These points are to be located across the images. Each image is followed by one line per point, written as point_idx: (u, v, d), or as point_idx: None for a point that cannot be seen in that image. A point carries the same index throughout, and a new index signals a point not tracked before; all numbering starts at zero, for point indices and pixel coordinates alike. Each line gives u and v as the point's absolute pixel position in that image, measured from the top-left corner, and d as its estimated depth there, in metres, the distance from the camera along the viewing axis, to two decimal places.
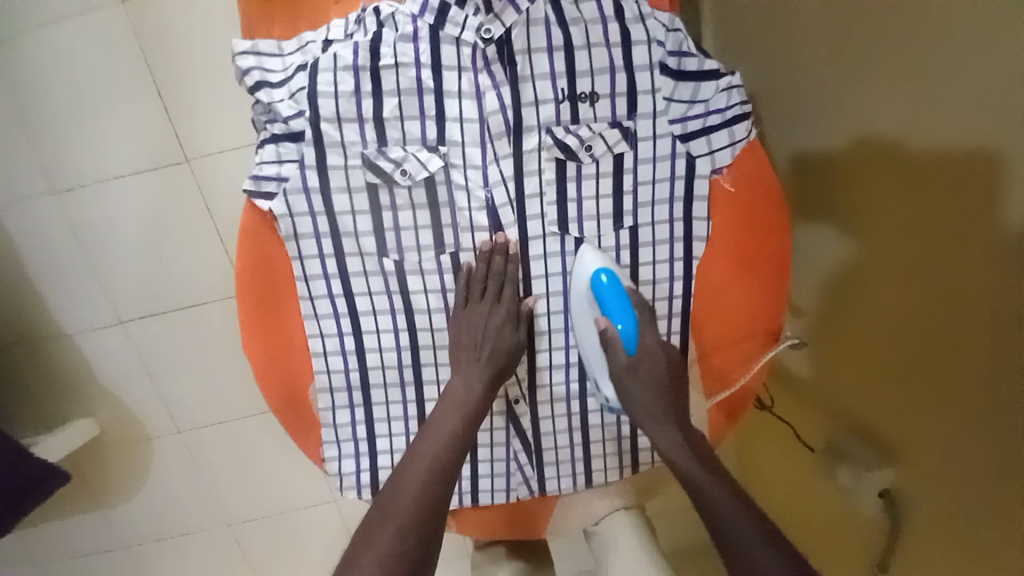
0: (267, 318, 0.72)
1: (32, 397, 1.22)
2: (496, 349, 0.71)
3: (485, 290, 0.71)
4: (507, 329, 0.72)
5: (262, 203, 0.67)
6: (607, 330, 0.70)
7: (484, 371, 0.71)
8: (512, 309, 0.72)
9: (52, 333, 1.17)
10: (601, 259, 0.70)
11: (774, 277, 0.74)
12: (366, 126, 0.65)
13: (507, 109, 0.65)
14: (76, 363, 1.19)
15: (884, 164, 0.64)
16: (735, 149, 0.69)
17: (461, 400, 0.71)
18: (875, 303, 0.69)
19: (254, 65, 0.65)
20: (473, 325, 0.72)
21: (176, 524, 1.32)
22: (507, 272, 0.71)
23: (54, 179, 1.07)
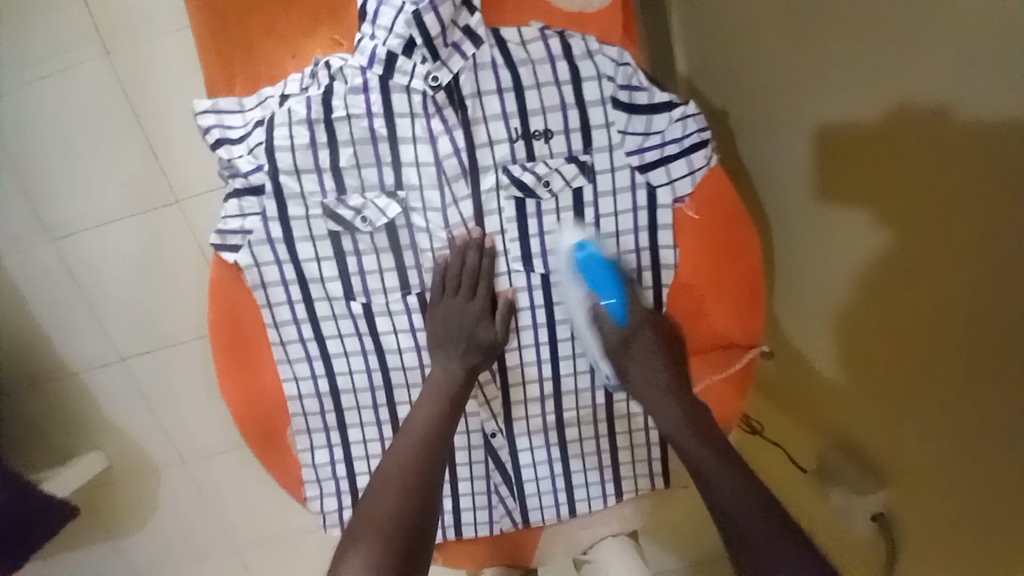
0: (242, 364, 0.73)
1: (41, 435, 1.26)
2: (474, 344, 0.69)
3: (458, 287, 0.69)
4: (484, 324, 0.69)
5: (228, 256, 0.68)
6: (597, 307, 0.71)
7: (461, 362, 0.69)
8: (487, 304, 0.69)
9: (56, 374, 1.20)
10: (580, 235, 0.69)
11: (748, 299, 0.72)
12: (324, 176, 0.66)
13: (461, 151, 0.65)
14: (82, 401, 1.23)
15: (853, 162, 0.61)
16: (695, 177, 0.68)
17: (442, 386, 0.68)
18: (859, 306, 0.66)
19: (214, 124, 0.67)
20: (449, 320, 0.69)
21: (183, 553, 1.35)
22: (481, 268, 0.69)
23: (50, 226, 1.10)
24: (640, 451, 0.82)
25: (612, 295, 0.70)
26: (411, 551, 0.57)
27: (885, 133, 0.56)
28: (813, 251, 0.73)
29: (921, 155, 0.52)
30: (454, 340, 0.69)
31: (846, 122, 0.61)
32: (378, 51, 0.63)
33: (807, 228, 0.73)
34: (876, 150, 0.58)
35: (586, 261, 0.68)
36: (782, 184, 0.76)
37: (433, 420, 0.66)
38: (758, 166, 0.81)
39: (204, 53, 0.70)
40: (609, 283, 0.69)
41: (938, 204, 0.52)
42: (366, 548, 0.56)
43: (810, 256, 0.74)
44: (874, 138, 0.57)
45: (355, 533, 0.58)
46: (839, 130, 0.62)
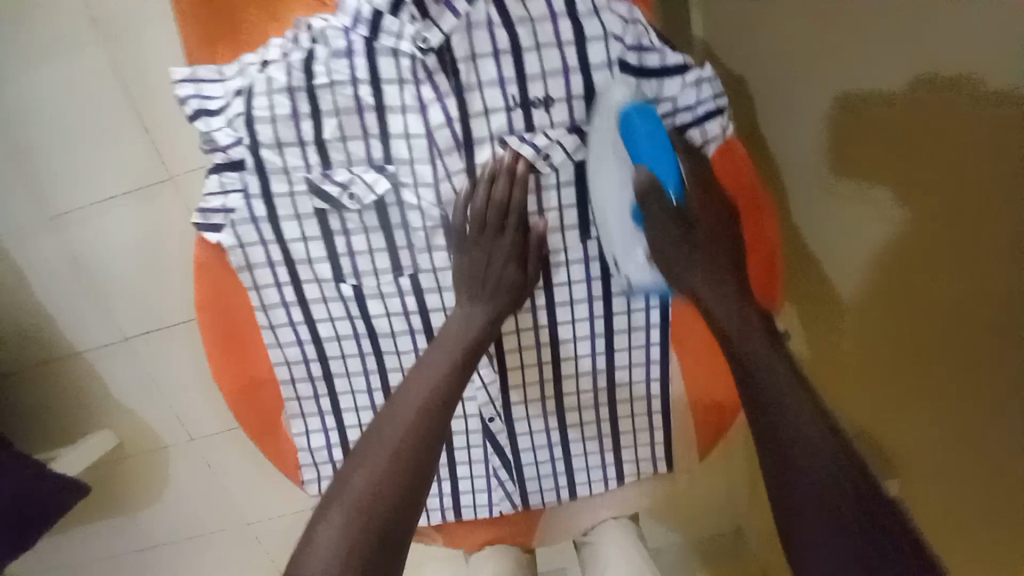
0: (232, 349, 0.71)
1: (50, 412, 1.27)
2: (499, 287, 0.64)
3: (485, 222, 0.62)
4: (512, 266, 0.64)
5: (211, 236, 0.65)
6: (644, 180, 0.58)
7: (484, 307, 0.64)
8: (517, 243, 0.63)
9: (59, 353, 1.20)
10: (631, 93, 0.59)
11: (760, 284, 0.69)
12: (308, 149, 0.61)
13: (454, 122, 0.61)
14: (86, 379, 1.23)
15: (887, 127, 0.51)
16: (708, 149, 0.63)
17: (457, 341, 0.62)
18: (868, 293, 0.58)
19: (191, 94, 0.62)
20: (477, 256, 0.63)
21: (194, 526, 1.38)
22: (513, 201, 0.62)
23: (42, 204, 1.07)
24: (643, 437, 0.80)
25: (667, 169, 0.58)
26: (387, 530, 0.49)
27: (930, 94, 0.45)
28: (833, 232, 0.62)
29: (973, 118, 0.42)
30: (480, 281, 0.64)
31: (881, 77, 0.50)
32: (362, 8, 0.57)
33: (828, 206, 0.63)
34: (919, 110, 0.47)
35: (634, 124, 0.58)
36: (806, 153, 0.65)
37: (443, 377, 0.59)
38: (782, 132, 0.70)
39: (187, 29, 0.64)
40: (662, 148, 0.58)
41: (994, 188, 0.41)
42: (341, 518, 0.49)
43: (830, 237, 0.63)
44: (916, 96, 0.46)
45: (331, 497, 0.51)
46: (873, 89, 0.52)
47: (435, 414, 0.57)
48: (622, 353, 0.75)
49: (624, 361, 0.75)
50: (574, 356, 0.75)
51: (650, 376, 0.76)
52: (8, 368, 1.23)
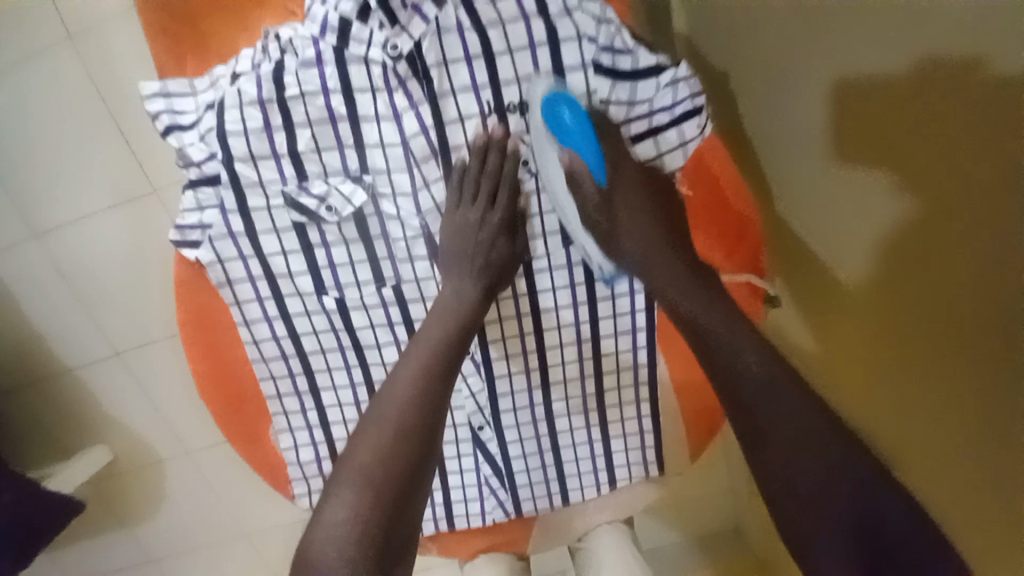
0: (216, 365, 0.70)
1: (43, 430, 1.26)
2: (491, 262, 0.62)
3: (476, 193, 0.61)
4: (502, 240, 0.62)
5: (189, 253, 0.64)
6: (573, 164, 0.60)
7: (475, 282, 0.62)
8: (507, 217, 0.62)
9: (49, 372, 1.20)
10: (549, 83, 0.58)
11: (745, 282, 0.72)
12: (283, 162, 0.60)
13: (429, 130, 0.60)
14: (78, 396, 1.22)
15: (877, 119, 0.48)
16: (687, 150, 0.62)
17: (450, 310, 0.61)
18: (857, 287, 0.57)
19: (163, 109, 0.61)
20: (464, 232, 0.61)
21: (193, 539, 1.37)
22: (503, 173, 0.61)
23: (25, 222, 1.07)
24: (635, 440, 0.79)
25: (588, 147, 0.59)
26: (399, 502, 0.50)
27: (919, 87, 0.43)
28: (822, 227, 0.60)
29: (970, 112, 0.39)
30: (471, 257, 0.61)
31: (871, 66, 0.47)
32: (330, 17, 0.56)
33: (818, 200, 0.60)
34: (908, 103, 0.44)
35: (564, 119, 0.58)
36: (794, 145, 0.63)
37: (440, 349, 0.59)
38: (772, 124, 0.67)
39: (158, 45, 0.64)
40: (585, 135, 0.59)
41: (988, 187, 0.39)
42: (351, 497, 0.50)
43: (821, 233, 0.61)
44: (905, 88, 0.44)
45: (339, 476, 0.51)
46: (862, 79, 0.49)
47: (433, 385, 0.57)
48: (610, 357, 0.74)
49: (612, 365, 0.75)
50: (561, 362, 0.74)
51: (639, 379, 0.75)
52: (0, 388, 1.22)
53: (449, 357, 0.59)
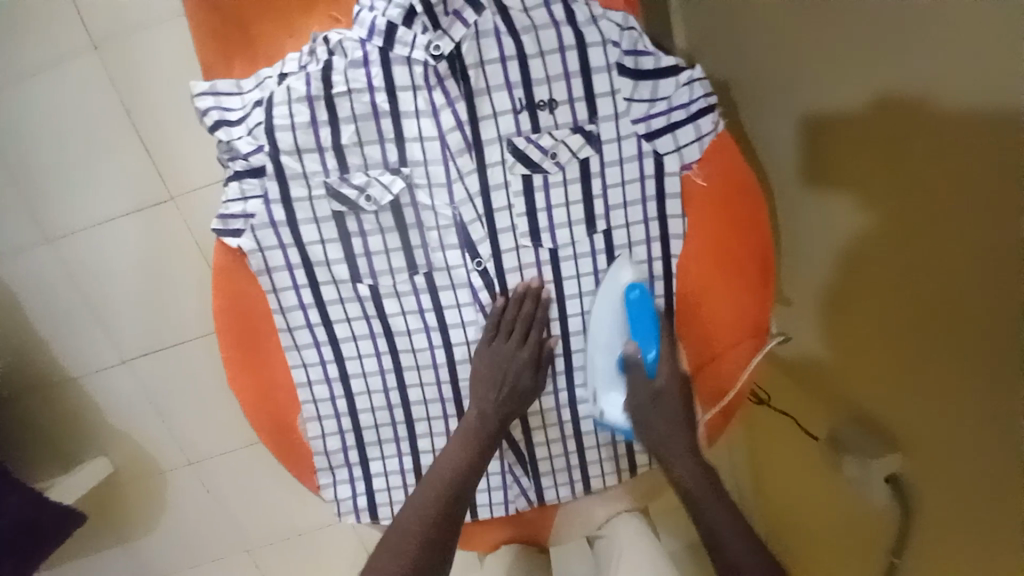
0: (249, 353, 0.72)
1: (47, 441, 1.24)
2: (515, 388, 0.71)
3: (511, 332, 0.71)
4: (528, 373, 0.72)
5: (231, 241, 0.67)
6: (633, 355, 0.72)
7: (497, 403, 0.71)
8: (535, 352, 0.72)
9: (57, 379, 1.18)
10: (634, 273, 0.72)
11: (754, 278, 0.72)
12: (326, 155, 0.64)
13: (464, 125, 0.64)
14: (86, 404, 1.21)
15: (840, 147, 0.65)
16: (702, 143, 0.67)
17: (473, 431, 0.72)
18: (866, 294, 0.67)
19: (212, 106, 0.64)
20: (498, 361, 0.71)
21: (198, 553, 1.34)
22: (533, 317, 0.72)
23: (44, 227, 1.08)
24: None
25: (650, 344, 0.72)
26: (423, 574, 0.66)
27: (874, 118, 0.58)
28: (801, 233, 0.77)
29: (912, 145, 0.54)
30: (493, 383, 0.71)
31: (837, 102, 0.63)
32: (378, 22, 0.62)
33: (812, 221, 0.74)
34: (866, 135, 0.60)
35: (632, 300, 0.71)
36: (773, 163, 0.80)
37: (467, 463, 0.71)
38: (759, 151, 0.82)
39: (208, 56, 0.67)
40: (649, 331, 0.71)
41: (944, 180, 0.52)
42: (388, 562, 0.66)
43: (803, 236, 0.77)
44: (861, 120, 0.60)
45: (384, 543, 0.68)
46: (841, 118, 0.63)
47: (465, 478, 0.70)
48: None
49: None
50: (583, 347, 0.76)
51: None
52: (5, 396, 1.20)
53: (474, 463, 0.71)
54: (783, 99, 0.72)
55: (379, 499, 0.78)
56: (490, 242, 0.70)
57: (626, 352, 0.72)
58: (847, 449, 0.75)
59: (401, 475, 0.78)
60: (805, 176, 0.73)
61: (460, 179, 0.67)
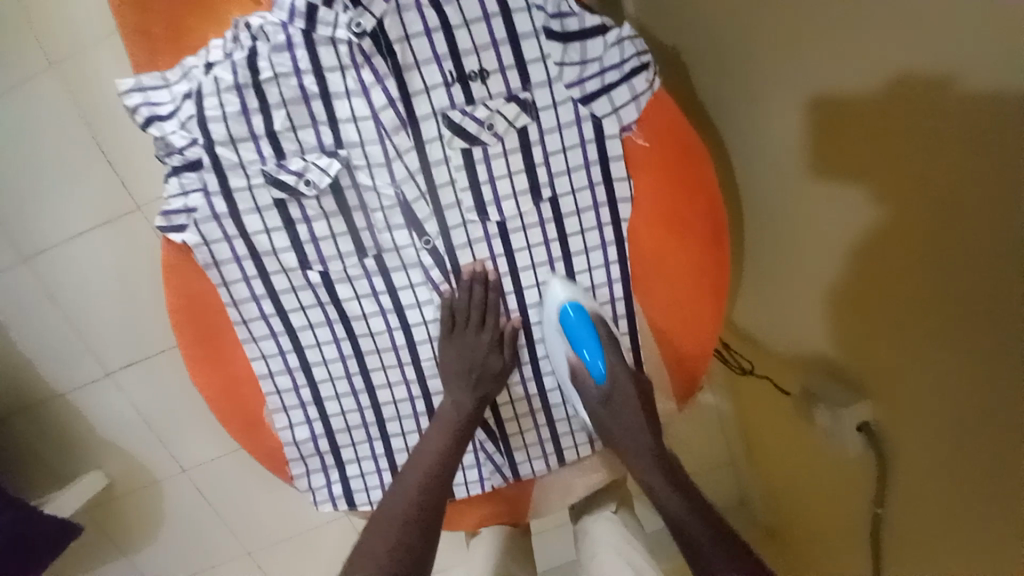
0: (208, 348, 0.72)
1: (26, 465, 1.22)
2: (485, 373, 0.73)
3: (468, 319, 0.72)
4: (494, 354, 0.73)
5: (176, 237, 0.67)
6: (577, 366, 0.73)
7: (472, 394, 0.73)
8: (496, 337, 0.72)
9: (35, 401, 1.16)
10: (568, 291, 0.72)
11: (705, 241, 0.71)
12: (261, 142, 0.64)
13: (396, 101, 0.65)
14: (62, 424, 1.18)
15: (825, 127, 0.64)
16: (639, 103, 0.66)
17: (451, 421, 0.72)
18: (863, 266, 0.66)
19: (140, 102, 0.64)
20: (462, 349, 0.72)
21: (199, 560, 1.35)
22: (489, 301, 0.72)
23: (19, 246, 1.04)
24: None
25: (594, 359, 0.71)
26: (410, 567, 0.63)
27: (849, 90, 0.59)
28: (783, 201, 0.77)
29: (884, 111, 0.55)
30: (461, 369, 0.72)
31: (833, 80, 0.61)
32: (296, 2, 0.61)
33: (799, 196, 0.74)
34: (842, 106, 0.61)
35: (569, 317, 0.70)
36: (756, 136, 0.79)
37: (444, 450, 0.71)
38: (737, 131, 0.83)
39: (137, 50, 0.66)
40: (588, 340, 0.70)
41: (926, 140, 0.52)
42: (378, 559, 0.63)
43: (790, 211, 0.77)
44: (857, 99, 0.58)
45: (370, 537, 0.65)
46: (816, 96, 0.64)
47: (447, 466, 0.70)
48: None
49: None
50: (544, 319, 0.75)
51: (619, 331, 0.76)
52: None
53: (455, 451, 0.71)
54: (756, 66, 0.72)
55: (354, 485, 0.78)
56: (437, 220, 0.70)
57: (571, 366, 0.73)
58: (820, 399, 0.80)
59: (374, 460, 0.78)
60: (789, 149, 0.72)
61: (399, 158, 0.67)
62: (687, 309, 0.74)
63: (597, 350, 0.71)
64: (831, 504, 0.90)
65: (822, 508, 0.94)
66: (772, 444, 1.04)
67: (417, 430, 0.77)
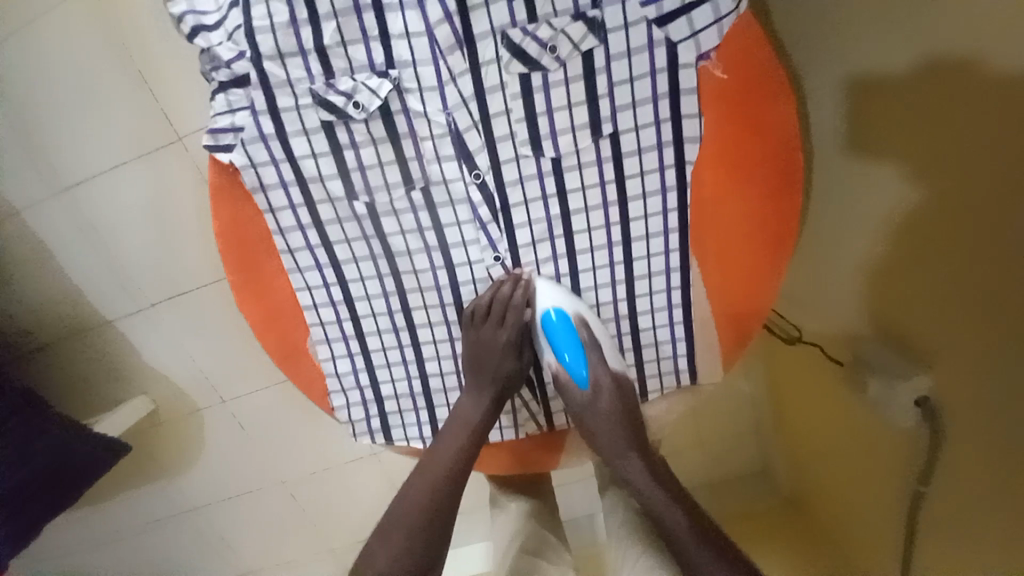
0: (252, 278, 0.72)
1: (74, 389, 1.27)
2: (500, 372, 0.73)
3: (488, 315, 0.71)
4: (510, 354, 0.72)
5: (223, 157, 0.65)
6: (559, 372, 0.71)
7: (490, 392, 0.73)
8: (514, 335, 0.71)
9: (80, 328, 1.19)
10: (554, 296, 0.70)
11: (775, 193, 0.65)
12: (310, 58, 0.61)
13: (453, 17, 0.60)
14: (105, 353, 1.22)
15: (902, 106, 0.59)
16: (722, 26, 0.60)
17: (470, 418, 0.72)
18: (920, 259, 0.62)
19: (186, 10, 0.60)
20: (481, 345, 0.71)
21: (236, 486, 1.42)
22: (511, 300, 0.70)
23: (59, 174, 1.02)
24: (666, 347, 0.75)
25: (578, 365, 0.70)
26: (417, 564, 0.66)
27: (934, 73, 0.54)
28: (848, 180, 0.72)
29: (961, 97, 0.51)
30: (480, 364, 0.73)
31: (910, 62, 0.57)
32: None
33: (864, 177, 0.68)
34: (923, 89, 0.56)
35: (552, 321, 0.69)
36: (824, 128, 0.75)
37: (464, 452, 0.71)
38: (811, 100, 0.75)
39: None
40: (570, 347, 0.69)
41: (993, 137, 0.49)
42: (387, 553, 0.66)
43: (856, 193, 0.71)
44: (917, 91, 0.57)
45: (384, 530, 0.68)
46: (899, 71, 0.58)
47: (465, 463, 0.71)
48: (641, 261, 0.71)
49: (644, 270, 0.71)
50: (595, 302, 0.73)
51: (671, 284, 0.71)
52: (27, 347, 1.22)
53: (474, 450, 0.72)
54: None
55: (391, 420, 0.79)
56: (488, 152, 0.66)
57: (554, 371, 0.72)
58: (872, 368, 0.73)
59: (413, 398, 0.78)
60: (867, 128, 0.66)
61: (452, 81, 0.63)
62: (738, 274, 0.70)
63: (580, 355, 0.69)
64: (871, 482, 0.87)
65: (860, 484, 0.90)
66: (804, 412, 1.01)
67: (456, 370, 0.77)
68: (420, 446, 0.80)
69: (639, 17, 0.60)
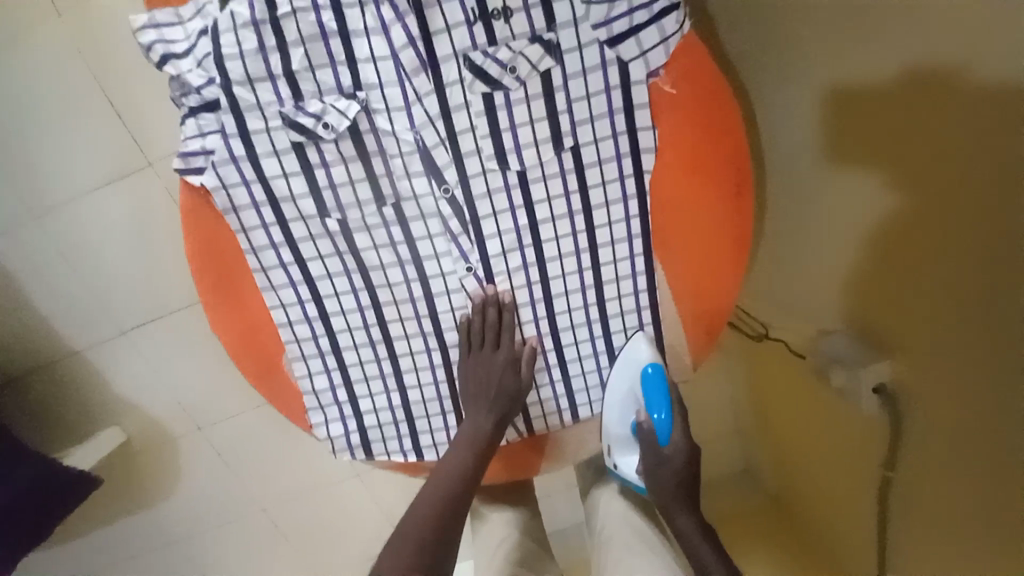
0: (228, 298, 0.72)
1: (39, 424, 1.23)
2: (502, 393, 0.74)
3: (483, 339, 0.73)
4: (509, 374, 0.74)
5: (194, 179, 0.66)
6: (644, 421, 0.76)
7: (490, 414, 0.74)
8: (511, 354, 0.74)
9: (46, 360, 1.16)
10: (651, 351, 0.75)
11: (732, 199, 0.70)
12: (278, 82, 0.63)
13: (416, 41, 0.64)
14: (74, 384, 1.19)
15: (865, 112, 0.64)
16: (668, 46, 0.64)
17: (472, 441, 0.74)
18: (892, 252, 0.66)
19: (155, 39, 0.62)
20: (480, 369, 0.74)
21: (214, 515, 1.38)
22: (503, 322, 0.74)
23: (25, 203, 1.01)
24: None
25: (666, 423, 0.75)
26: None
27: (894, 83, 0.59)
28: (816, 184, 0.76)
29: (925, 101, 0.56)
30: (481, 389, 0.74)
31: (869, 72, 0.62)
32: None
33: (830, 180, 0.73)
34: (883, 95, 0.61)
35: (649, 375, 0.74)
36: (785, 140, 0.81)
37: (466, 473, 0.72)
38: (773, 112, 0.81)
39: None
40: (663, 402, 0.74)
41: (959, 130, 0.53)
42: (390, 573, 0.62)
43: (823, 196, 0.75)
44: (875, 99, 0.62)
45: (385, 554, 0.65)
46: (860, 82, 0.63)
47: (468, 481, 0.72)
48: (608, 266, 0.74)
49: (610, 275, 0.74)
50: (568, 309, 0.76)
51: (637, 288, 0.75)
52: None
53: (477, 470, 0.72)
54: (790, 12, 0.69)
55: (371, 435, 0.79)
56: (456, 168, 0.69)
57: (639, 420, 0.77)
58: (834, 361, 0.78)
59: (391, 411, 0.79)
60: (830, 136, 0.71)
61: (417, 101, 0.66)
62: (708, 280, 0.73)
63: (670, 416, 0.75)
64: (844, 473, 0.90)
65: (836, 477, 0.93)
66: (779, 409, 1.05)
67: (434, 381, 0.78)
68: (402, 460, 0.80)
69: (592, 39, 0.64)
